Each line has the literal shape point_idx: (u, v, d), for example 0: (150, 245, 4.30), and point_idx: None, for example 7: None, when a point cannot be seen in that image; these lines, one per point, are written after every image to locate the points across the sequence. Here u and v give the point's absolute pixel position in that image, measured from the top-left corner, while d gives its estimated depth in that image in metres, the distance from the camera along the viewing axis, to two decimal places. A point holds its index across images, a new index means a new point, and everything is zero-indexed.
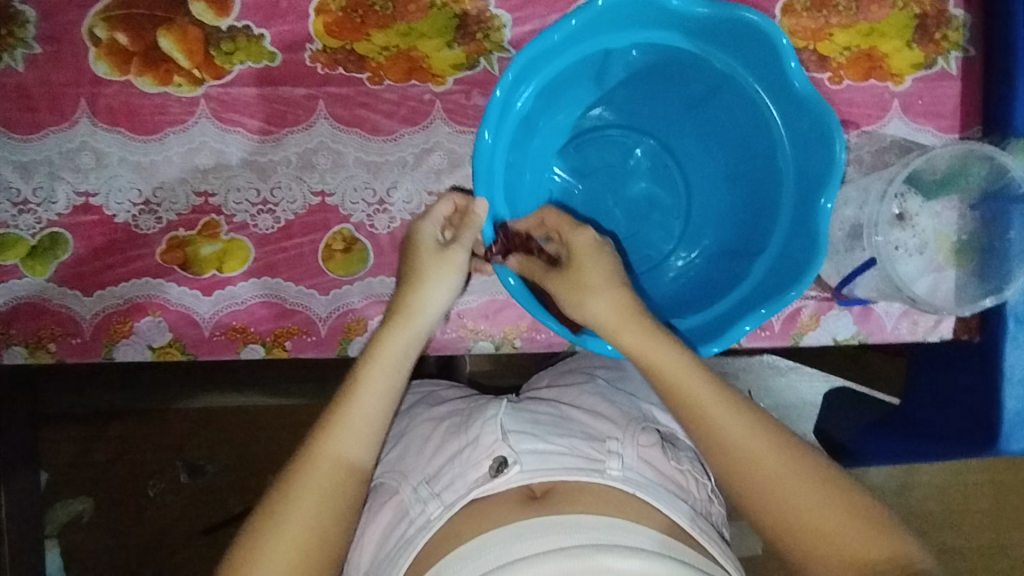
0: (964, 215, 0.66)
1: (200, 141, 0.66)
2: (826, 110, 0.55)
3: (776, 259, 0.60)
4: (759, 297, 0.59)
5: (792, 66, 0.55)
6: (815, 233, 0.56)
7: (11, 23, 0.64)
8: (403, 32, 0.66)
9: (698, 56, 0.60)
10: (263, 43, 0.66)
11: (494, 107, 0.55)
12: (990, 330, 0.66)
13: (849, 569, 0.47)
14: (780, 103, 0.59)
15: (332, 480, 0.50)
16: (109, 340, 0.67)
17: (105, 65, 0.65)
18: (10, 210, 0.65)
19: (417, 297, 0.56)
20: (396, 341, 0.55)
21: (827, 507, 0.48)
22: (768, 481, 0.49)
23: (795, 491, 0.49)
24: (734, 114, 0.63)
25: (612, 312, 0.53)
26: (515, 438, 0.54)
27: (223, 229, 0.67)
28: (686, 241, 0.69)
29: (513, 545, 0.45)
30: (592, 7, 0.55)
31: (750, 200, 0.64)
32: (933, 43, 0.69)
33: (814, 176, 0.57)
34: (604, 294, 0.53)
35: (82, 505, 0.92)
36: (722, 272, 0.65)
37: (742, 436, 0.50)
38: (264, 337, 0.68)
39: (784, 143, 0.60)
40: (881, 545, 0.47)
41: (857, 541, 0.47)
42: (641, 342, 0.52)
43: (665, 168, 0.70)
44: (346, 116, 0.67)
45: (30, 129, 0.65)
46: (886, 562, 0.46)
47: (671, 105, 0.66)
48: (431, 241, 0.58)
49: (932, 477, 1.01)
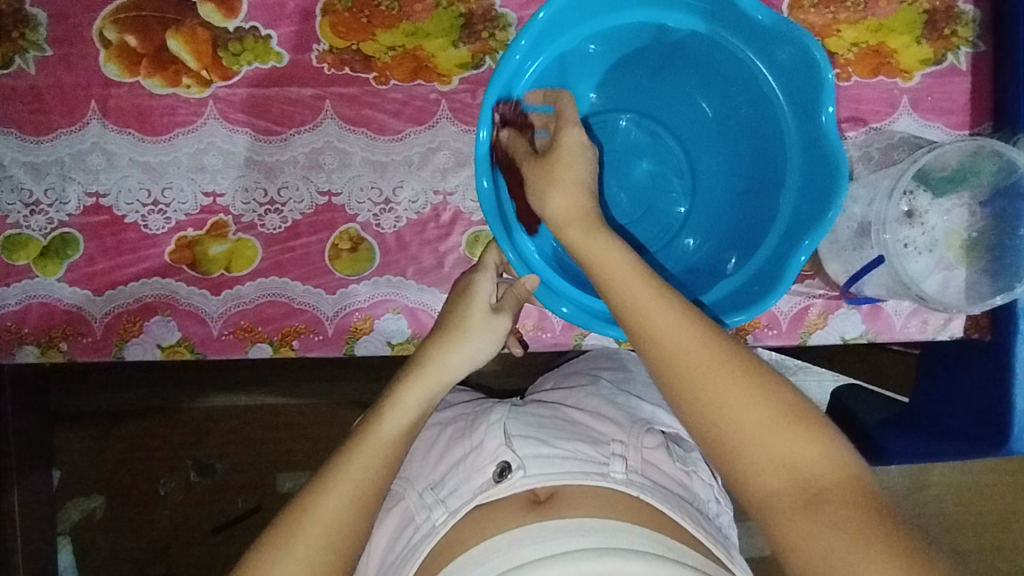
0: (974, 212, 0.65)
1: (208, 142, 0.67)
2: (794, 28, 0.55)
3: (800, 191, 0.60)
4: (800, 229, 0.59)
5: (747, 2, 0.55)
6: (831, 155, 0.56)
7: (23, 26, 0.65)
8: (409, 32, 0.67)
9: (660, 24, 0.60)
10: (270, 44, 0.66)
11: (479, 151, 0.55)
12: (1001, 328, 0.66)
13: (782, 477, 0.43)
14: (749, 41, 0.59)
15: (345, 511, 0.49)
16: (120, 339, 0.68)
17: (115, 67, 0.66)
18: (23, 211, 0.66)
19: (450, 352, 0.56)
20: (418, 394, 0.55)
21: (758, 414, 0.44)
22: (694, 377, 0.45)
23: (723, 392, 0.45)
24: (703, 60, 0.63)
25: (569, 212, 0.52)
26: (518, 442, 0.54)
27: (231, 229, 0.67)
28: (699, 198, 0.69)
29: (516, 550, 0.45)
30: (537, 22, 0.55)
31: (751, 140, 0.64)
32: (942, 38, 0.68)
33: (808, 96, 0.57)
34: (565, 192, 0.52)
35: (93, 503, 0.92)
36: (749, 215, 0.64)
37: (669, 325, 0.46)
38: (272, 336, 0.68)
39: (767, 78, 0.60)
40: (813, 453, 0.43)
41: (789, 450, 0.43)
42: (585, 240, 0.51)
43: (655, 134, 0.69)
44: (353, 115, 0.67)
45: (41, 131, 0.66)
46: (821, 473, 0.43)
47: (638, 75, 0.66)
48: (483, 303, 0.58)
49: (944, 477, 0.99)
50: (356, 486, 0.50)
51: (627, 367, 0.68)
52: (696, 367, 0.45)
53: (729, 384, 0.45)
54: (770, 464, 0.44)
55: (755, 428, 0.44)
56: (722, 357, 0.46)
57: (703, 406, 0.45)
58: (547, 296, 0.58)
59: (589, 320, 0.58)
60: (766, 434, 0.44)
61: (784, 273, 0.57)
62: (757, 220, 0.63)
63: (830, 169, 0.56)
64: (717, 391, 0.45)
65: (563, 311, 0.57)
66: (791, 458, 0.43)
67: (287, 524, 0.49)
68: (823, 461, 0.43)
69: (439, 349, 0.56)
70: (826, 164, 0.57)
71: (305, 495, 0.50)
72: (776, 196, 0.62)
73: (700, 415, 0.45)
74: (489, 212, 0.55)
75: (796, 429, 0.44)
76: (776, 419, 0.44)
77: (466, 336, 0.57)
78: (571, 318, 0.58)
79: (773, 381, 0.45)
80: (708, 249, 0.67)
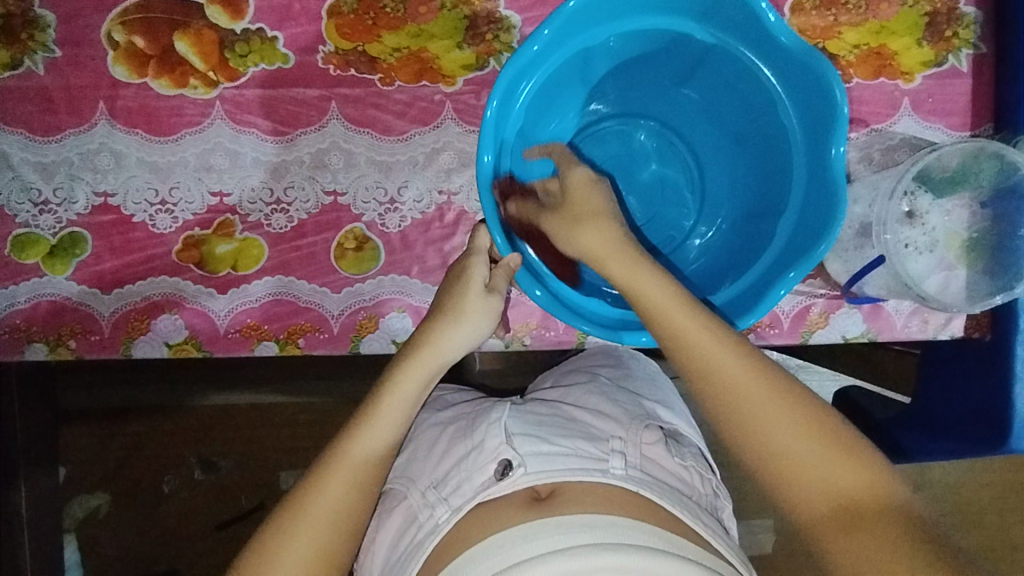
0: (975, 212, 0.66)
1: (215, 142, 0.67)
2: (817, 57, 0.55)
3: (800, 215, 0.60)
4: (790, 258, 0.59)
5: (773, 20, 0.56)
6: (833, 183, 0.56)
7: (32, 27, 0.66)
8: (414, 33, 0.67)
9: (684, 33, 0.60)
10: (277, 46, 0.67)
11: (486, 129, 0.56)
12: (1002, 327, 0.67)
13: (822, 498, 0.47)
14: (772, 64, 0.59)
15: (350, 500, 0.51)
16: (127, 337, 0.68)
17: (123, 68, 0.66)
18: (32, 210, 0.67)
19: (445, 333, 0.57)
20: (415, 377, 0.55)
21: (803, 440, 0.48)
22: (743, 406, 0.49)
23: (771, 421, 0.49)
24: (727, 79, 0.63)
25: (599, 244, 0.53)
26: (518, 440, 0.54)
27: (238, 228, 0.68)
28: (705, 213, 0.70)
29: (519, 546, 0.45)
30: (564, 12, 0.55)
31: (762, 161, 0.64)
32: (944, 40, 0.69)
33: (820, 127, 0.58)
34: (592, 228, 0.54)
35: (99, 500, 0.93)
36: (748, 236, 0.65)
37: (720, 358, 0.50)
38: (278, 334, 0.69)
39: (784, 103, 0.60)
40: (853, 474, 0.47)
41: (828, 471, 0.48)
42: (626, 272, 0.52)
43: (669, 145, 0.71)
44: (358, 116, 0.68)
45: (50, 131, 0.66)
46: (859, 491, 0.47)
47: (662, 84, 0.67)
48: (479, 284, 0.58)
49: (944, 476, 1.00)
50: (359, 473, 0.52)
51: (626, 365, 0.68)
52: (741, 388, 0.49)
53: (762, 397, 0.49)
54: (811, 484, 0.48)
55: (798, 450, 0.48)
56: (766, 386, 0.49)
57: (752, 431, 0.49)
58: (524, 279, 0.57)
59: (560, 309, 0.58)
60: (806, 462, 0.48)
61: (762, 301, 0.58)
62: (752, 240, 0.64)
63: (829, 200, 0.57)
64: (767, 421, 0.49)
65: (536, 294, 0.57)
66: (830, 482, 0.47)
67: (291, 508, 0.51)
68: (861, 481, 0.47)
69: (436, 332, 0.57)
70: (827, 196, 0.57)
71: (307, 479, 0.52)
72: (773, 220, 0.62)
73: (745, 437, 0.49)
74: (483, 187, 0.56)
75: (839, 455, 0.48)
76: (818, 446, 0.48)
77: (461, 318, 0.57)
78: (543, 302, 0.57)
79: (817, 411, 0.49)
80: (702, 266, 0.68)
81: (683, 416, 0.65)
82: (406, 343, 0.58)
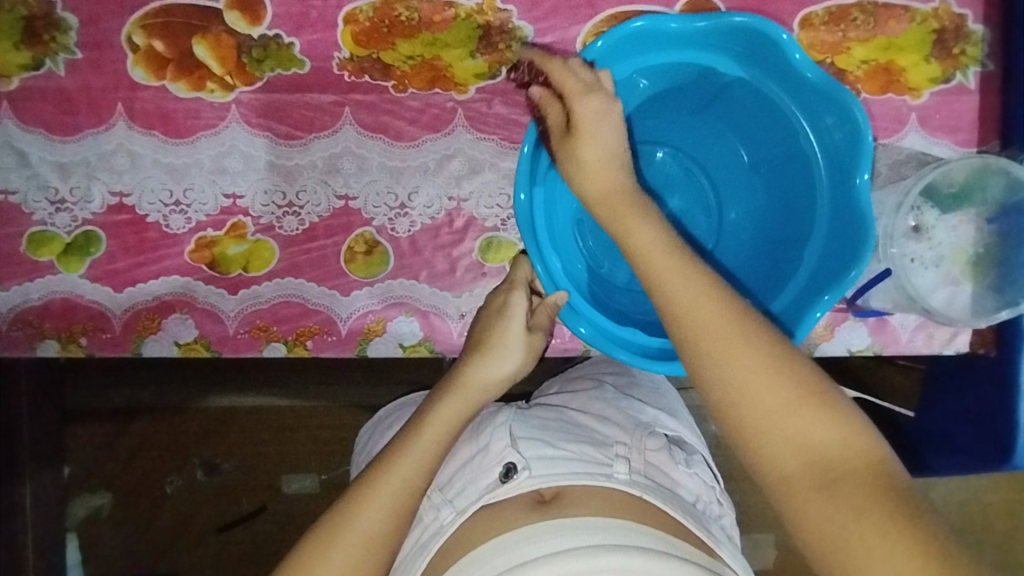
0: (981, 228, 0.66)
1: (230, 144, 0.69)
2: (840, 87, 0.56)
3: (826, 241, 0.61)
4: (820, 285, 0.60)
5: (797, 57, 0.57)
6: (861, 212, 0.57)
7: (54, 29, 0.67)
8: (428, 42, 0.68)
9: (709, 66, 0.61)
10: (293, 52, 0.68)
11: (522, 164, 0.57)
12: (1006, 343, 0.67)
13: (793, 452, 0.43)
14: (794, 95, 0.61)
15: (378, 518, 0.51)
16: (138, 335, 0.69)
17: (142, 71, 0.67)
18: (48, 209, 0.68)
19: (486, 369, 0.59)
20: (455, 411, 0.57)
21: (777, 392, 0.44)
22: (713, 351, 0.45)
23: (744, 372, 0.44)
24: (750, 108, 0.64)
25: (603, 186, 0.52)
26: (523, 444, 0.55)
27: (249, 230, 0.69)
28: (725, 240, 0.69)
29: (523, 547, 0.46)
30: (592, 50, 0.57)
31: (784, 189, 0.65)
32: (951, 57, 0.69)
33: (844, 157, 0.58)
34: (598, 170, 0.53)
35: (101, 500, 0.94)
36: (775, 261, 0.65)
37: (690, 299, 0.46)
38: (286, 335, 0.70)
39: (806, 132, 0.61)
40: (829, 430, 0.43)
41: (802, 424, 0.43)
42: (639, 226, 0.50)
43: (689, 171, 0.70)
44: (371, 122, 0.69)
45: (68, 131, 0.67)
46: (833, 447, 0.43)
47: (681, 113, 0.68)
48: (519, 323, 0.60)
49: (948, 493, 0.99)
50: (392, 494, 0.52)
51: (633, 373, 0.69)
52: (712, 330, 0.45)
53: (732, 339, 0.45)
54: (782, 439, 0.43)
55: (769, 400, 0.44)
56: (740, 329, 0.45)
57: (720, 376, 0.45)
58: (569, 315, 0.60)
59: (603, 341, 0.59)
60: (785, 415, 0.43)
61: (802, 324, 0.58)
62: (780, 265, 0.64)
63: (857, 227, 0.57)
64: (738, 369, 0.44)
65: (581, 331, 0.59)
66: (805, 439, 0.43)
67: (326, 531, 0.51)
68: (837, 439, 0.43)
69: (477, 369, 0.59)
70: (855, 222, 0.58)
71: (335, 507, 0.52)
72: (799, 246, 0.63)
73: (717, 388, 0.45)
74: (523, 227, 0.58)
75: (817, 411, 0.43)
76: (797, 403, 0.43)
77: (501, 355, 0.59)
78: (588, 338, 0.59)
79: (798, 363, 0.45)
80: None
81: (686, 424, 0.65)
82: (445, 377, 0.60)
